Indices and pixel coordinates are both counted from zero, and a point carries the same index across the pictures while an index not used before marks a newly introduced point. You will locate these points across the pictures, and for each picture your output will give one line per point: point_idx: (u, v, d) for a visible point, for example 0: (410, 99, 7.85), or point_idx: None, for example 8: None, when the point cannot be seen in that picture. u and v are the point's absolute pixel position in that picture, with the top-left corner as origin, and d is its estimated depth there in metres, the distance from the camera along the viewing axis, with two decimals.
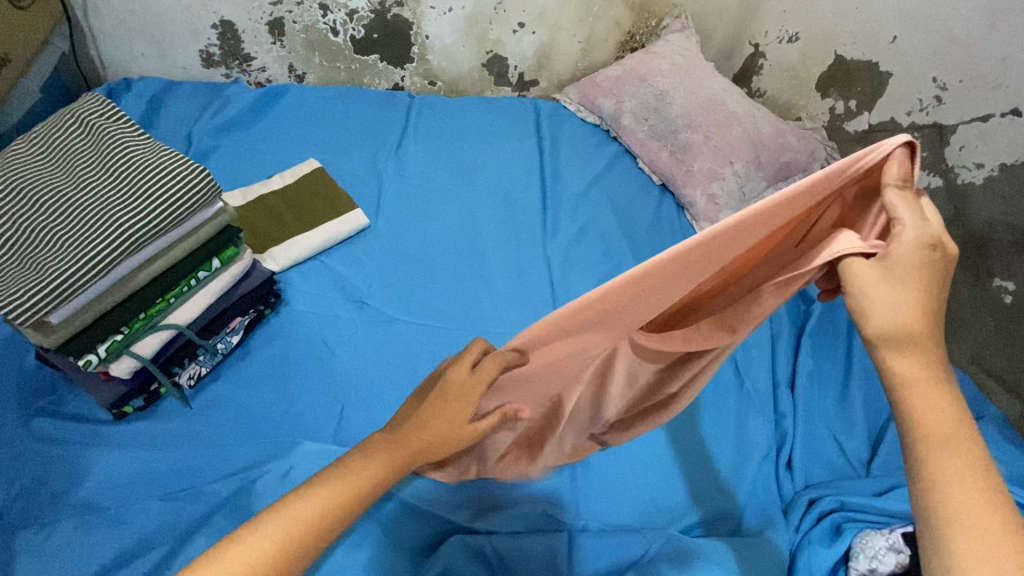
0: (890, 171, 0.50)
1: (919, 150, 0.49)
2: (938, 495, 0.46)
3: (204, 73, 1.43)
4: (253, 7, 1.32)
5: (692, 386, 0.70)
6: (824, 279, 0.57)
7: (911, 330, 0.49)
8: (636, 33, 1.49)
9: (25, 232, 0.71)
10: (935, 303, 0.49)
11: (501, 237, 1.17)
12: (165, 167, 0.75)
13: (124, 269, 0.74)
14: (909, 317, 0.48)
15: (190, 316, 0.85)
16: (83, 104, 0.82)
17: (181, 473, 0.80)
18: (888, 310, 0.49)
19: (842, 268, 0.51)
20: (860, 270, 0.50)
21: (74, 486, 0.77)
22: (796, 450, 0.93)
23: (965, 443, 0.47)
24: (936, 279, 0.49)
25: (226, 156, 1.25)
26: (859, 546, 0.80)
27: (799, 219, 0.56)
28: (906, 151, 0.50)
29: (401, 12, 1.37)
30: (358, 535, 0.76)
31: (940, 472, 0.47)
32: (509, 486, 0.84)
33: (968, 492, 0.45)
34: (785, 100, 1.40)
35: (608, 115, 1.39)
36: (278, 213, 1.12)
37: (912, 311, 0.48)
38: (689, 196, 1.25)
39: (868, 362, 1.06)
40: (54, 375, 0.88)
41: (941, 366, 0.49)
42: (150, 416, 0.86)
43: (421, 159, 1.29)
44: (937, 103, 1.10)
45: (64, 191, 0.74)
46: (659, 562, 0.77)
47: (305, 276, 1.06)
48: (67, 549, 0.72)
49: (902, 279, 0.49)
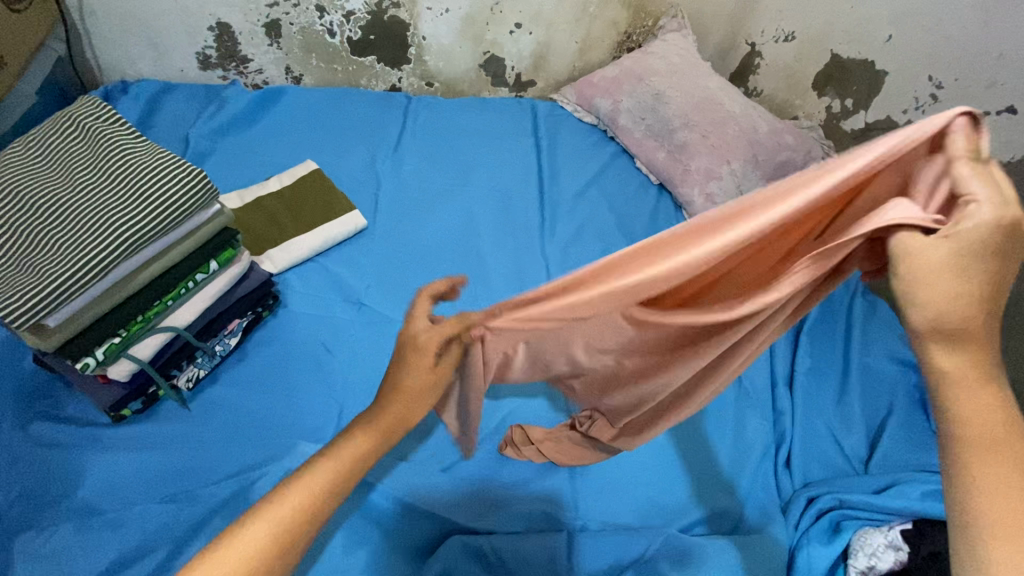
0: (957, 141, 0.47)
1: (982, 118, 0.47)
2: (959, 501, 0.45)
3: (201, 74, 1.43)
4: (249, 9, 1.32)
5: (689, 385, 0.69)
6: (870, 260, 0.54)
7: (937, 329, 0.45)
8: (632, 33, 1.50)
9: (22, 236, 0.71)
10: (999, 300, 0.45)
11: (499, 240, 1.17)
12: (163, 170, 0.75)
13: (120, 273, 0.74)
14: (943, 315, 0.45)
15: (188, 319, 0.85)
16: (78, 108, 0.82)
17: (179, 476, 0.80)
18: (919, 310, 0.45)
19: (899, 243, 0.47)
20: (915, 255, 0.45)
21: (73, 489, 0.77)
22: (795, 448, 0.94)
23: (1000, 447, 0.44)
24: (1000, 267, 0.44)
25: (223, 158, 1.25)
26: (859, 545, 0.81)
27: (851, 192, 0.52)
28: (968, 120, 0.47)
29: (398, 13, 1.37)
30: (358, 536, 0.76)
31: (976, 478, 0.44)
32: (508, 486, 0.84)
33: (1008, 501, 0.43)
34: (782, 99, 1.40)
35: (605, 115, 1.39)
36: (275, 215, 1.12)
37: (961, 310, 0.44)
38: (687, 195, 1.26)
39: (866, 360, 1.06)
40: (52, 378, 0.88)
41: (987, 364, 0.45)
42: (148, 419, 0.86)
43: (419, 160, 1.30)
44: (932, 101, 1.11)
45: (59, 195, 0.74)
46: (659, 562, 0.78)
47: (303, 278, 1.06)
48: (66, 552, 0.72)
49: (954, 270, 0.44)
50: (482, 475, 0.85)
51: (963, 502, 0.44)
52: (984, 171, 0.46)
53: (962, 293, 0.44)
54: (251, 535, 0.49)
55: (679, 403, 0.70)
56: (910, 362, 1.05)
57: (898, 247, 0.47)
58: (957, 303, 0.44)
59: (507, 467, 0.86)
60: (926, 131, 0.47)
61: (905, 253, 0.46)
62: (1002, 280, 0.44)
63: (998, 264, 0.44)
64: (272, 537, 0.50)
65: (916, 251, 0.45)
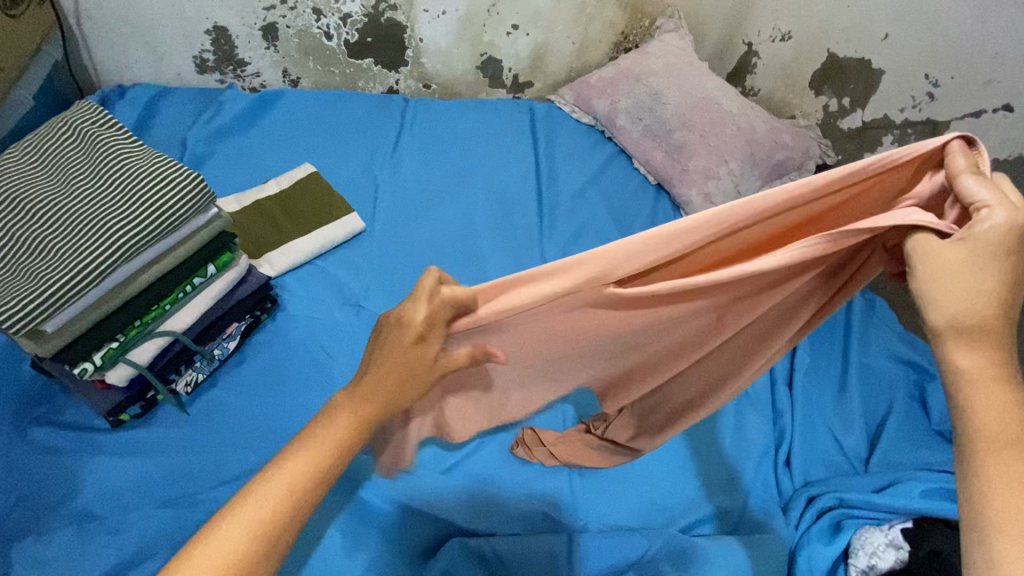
0: (955, 160, 0.48)
1: (977, 142, 0.48)
2: (966, 502, 0.44)
3: (198, 78, 1.43)
4: (246, 12, 1.32)
5: (690, 387, 0.69)
6: (892, 261, 0.53)
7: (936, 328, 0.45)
8: (629, 34, 1.51)
9: (18, 241, 0.71)
10: (1014, 296, 0.44)
11: (497, 242, 1.16)
12: (160, 174, 0.75)
13: (119, 277, 0.74)
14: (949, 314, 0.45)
15: (186, 323, 0.85)
16: (74, 112, 0.81)
17: (178, 481, 0.80)
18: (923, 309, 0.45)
19: (916, 245, 0.47)
20: (935, 254, 0.46)
21: (71, 494, 0.77)
22: (795, 447, 0.94)
23: (1012, 446, 0.43)
24: (1004, 265, 0.44)
25: (221, 162, 1.25)
26: (859, 543, 0.81)
27: (848, 210, 0.54)
28: (964, 143, 0.49)
29: (394, 15, 1.37)
30: (358, 539, 0.76)
31: (982, 477, 0.43)
32: (509, 487, 0.84)
33: (1010, 500, 0.41)
34: (779, 99, 1.41)
35: (603, 116, 1.39)
36: (274, 219, 1.11)
37: (975, 308, 0.44)
38: (684, 195, 1.26)
39: (866, 358, 1.06)
40: (50, 383, 0.88)
41: (997, 363, 0.44)
42: (146, 423, 0.86)
43: (417, 162, 1.30)
44: (929, 99, 1.10)
45: (56, 199, 0.74)
46: (659, 562, 0.78)
47: (301, 281, 1.06)
48: (63, 557, 0.72)
49: (973, 268, 0.44)
50: (482, 476, 0.85)
51: (966, 501, 0.43)
52: (987, 180, 0.46)
53: (982, 290, 0.44)
54: (234, 528, 0.45)
55: (693, 407, 0.70)
56: (910, 361, 1.05)
57: (917, 250, 0.47)
58: (964, 301, 0.44)
59: (508, 467, 0.86)
60: (918, 149, 0.49)
61: (924, 255, 0.46)
62: (1004, 278, 0.44)
63: (997, 261, 0.44)
64: (259, 530, 0.45)
65: (934, 253, 0.46)
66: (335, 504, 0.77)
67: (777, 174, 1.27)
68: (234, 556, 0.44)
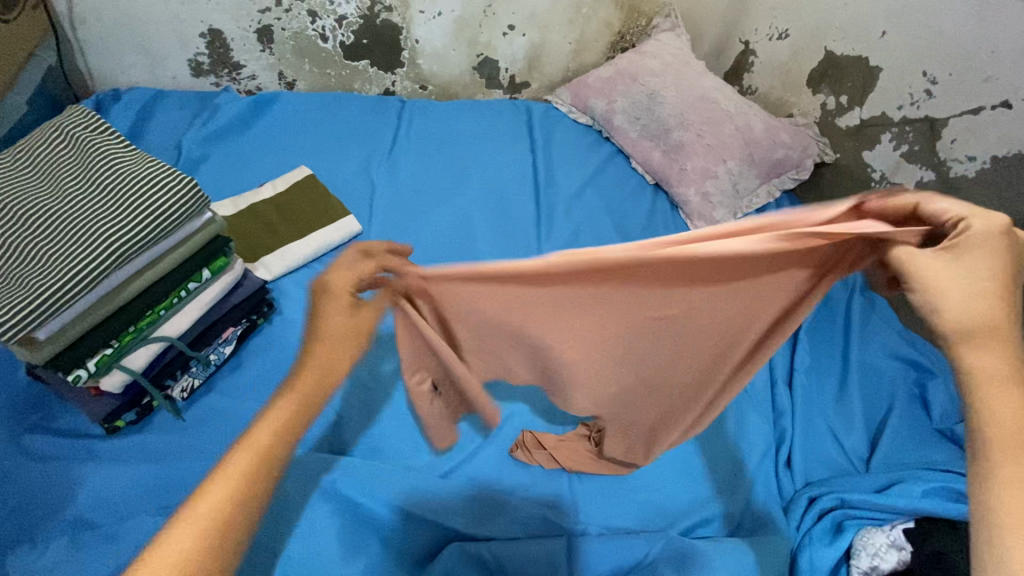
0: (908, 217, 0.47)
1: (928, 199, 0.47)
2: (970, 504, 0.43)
3: (193, 82, 1.43)
4: (241, 15, 1.32)
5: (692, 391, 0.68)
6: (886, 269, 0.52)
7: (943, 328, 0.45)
8: (626, 33, 1.50)
9: (9, 248, 0.70)
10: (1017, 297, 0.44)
11: (494, 243, 1.16)
12: (152, 179, 0.75)
13: (112, 283, 0.73)
14: (955, 315, 0.44)
15: (181, 328, 0.84)
16: (66, 118, 0.81)
17: (174, 488, 0.79)
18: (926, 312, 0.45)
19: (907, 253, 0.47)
20: (932, 257, 0.45)
21: (67, 503, 0.77)
22: (795, 448, 0.93)
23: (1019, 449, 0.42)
24: (1000, 264, 0.43)
25: (217, 165, 1.24)
26: (862, 543, 0.80)
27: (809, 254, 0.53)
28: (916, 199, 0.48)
29: (390, 17, 1.36)
30: (356, 545, 0.75)
31: (989, 478, 0.42)
32: (509, 491, 0.84)
33: (1017, 502, 0.40)
34: (777, 97, 1.41)
35: (600, 116, 1.39)
36: (270, 222, 1.11)
37: (985, 306, 0.44)
38: (683, 195, 1.25)
39: (867, 357, 1.05)
40: (46, 392, 0.87)
41: (1004, 364, 0.43)
42: (142, 430, 0.85)
43: (414, 163, 1.29)
44: (927, 97, 1.09)
45: (47, 205, 0.73)
46: (659, 566, 0.77)
47: (298, 284, 1.05)
48: (58, 567, 0.71)
49: (965, 267, 0.44)
50: (482, 480, 0.84)
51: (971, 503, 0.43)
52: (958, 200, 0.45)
53: (984, 289, 0.44)
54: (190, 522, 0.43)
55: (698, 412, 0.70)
56: (910, 359, 1.04)
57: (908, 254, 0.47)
58: (978, 299, 0.44)
59: (507, 470, 0.86)
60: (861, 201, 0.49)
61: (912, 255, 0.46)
62: (1003, 279, 0.44)
63: (994, 261, 0.43)
64: (218, 519, 0.44)
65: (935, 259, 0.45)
66: (333, 510, 0.77)
67: (775, 172, 1.28)
68: (184, 553, 0.42)
